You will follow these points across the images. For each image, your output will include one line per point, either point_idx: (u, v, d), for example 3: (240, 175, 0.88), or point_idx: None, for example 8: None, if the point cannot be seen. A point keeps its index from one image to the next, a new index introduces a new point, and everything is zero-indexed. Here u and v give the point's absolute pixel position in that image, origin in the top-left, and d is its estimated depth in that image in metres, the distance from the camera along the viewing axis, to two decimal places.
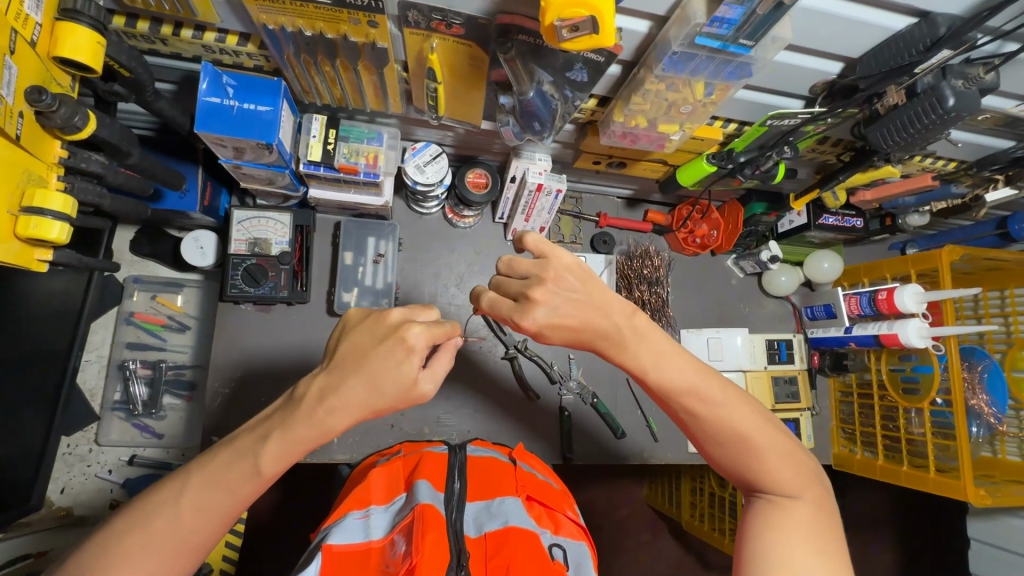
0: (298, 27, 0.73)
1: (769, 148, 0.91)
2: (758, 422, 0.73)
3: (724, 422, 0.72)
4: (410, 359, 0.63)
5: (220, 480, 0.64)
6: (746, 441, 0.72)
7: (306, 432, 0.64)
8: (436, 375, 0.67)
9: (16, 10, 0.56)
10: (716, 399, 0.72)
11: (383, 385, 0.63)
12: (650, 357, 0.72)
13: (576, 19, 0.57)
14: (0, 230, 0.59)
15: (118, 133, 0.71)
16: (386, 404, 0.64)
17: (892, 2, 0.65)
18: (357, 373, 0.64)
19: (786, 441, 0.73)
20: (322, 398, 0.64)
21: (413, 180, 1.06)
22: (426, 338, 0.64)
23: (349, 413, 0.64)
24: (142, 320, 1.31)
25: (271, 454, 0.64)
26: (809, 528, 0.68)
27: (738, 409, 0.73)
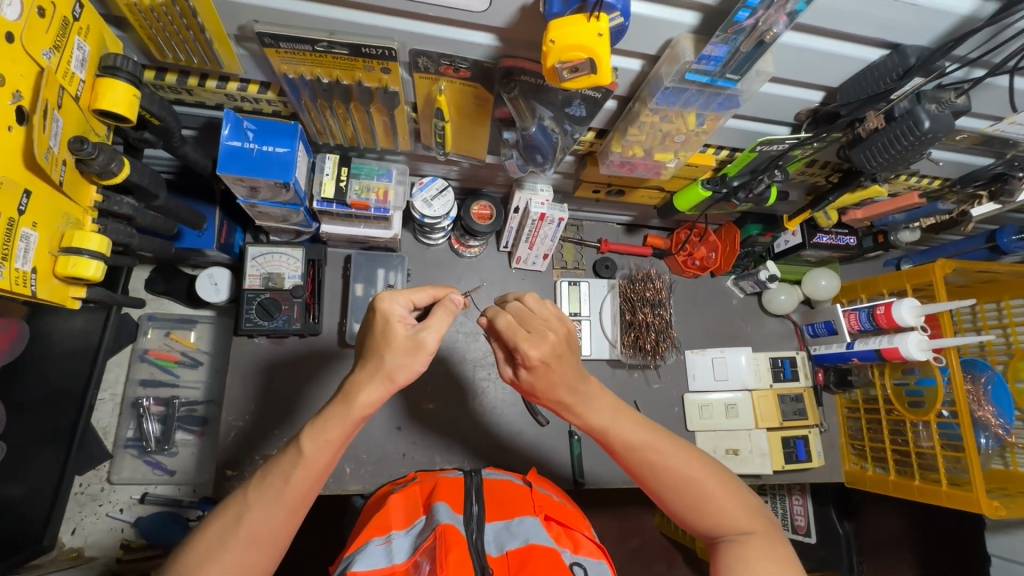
0: (315, 75, 0.78)
1: (760, 172, 0.96)
2: (708, 467, 0.78)
3: (678, 473, 0.77)
4: (391, 320, 0.70)
5: (271, 482, 0.68)
6: (697, 487, 0.76)
7: (338, 410, 0.69)
8: (432, 326, 0.71)
9: (64, 69, 0.61)
10: (666, 449, 0.78)
11: (380, 350, 0.70)
12: (606, 416, 0.78)
13: (575, 61, 0.62)
14: (41, 269, 0.63)
15: (148, 177, 0.76)
16: (395, 368, 0.69)
17: (863, 36, 0.70)
18: (362, 357, 0.72)
19: (732, 481, 0.79)
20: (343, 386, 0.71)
21: (421, 214, 1.10)
22: (398, 301, 0.73)
23: (369, 387, 0.70)
24: (156, 356, 1.33)
25: (312, 436, 0.69)
26: (771, 562, 0.71)
27: (684, 455, 0.78)
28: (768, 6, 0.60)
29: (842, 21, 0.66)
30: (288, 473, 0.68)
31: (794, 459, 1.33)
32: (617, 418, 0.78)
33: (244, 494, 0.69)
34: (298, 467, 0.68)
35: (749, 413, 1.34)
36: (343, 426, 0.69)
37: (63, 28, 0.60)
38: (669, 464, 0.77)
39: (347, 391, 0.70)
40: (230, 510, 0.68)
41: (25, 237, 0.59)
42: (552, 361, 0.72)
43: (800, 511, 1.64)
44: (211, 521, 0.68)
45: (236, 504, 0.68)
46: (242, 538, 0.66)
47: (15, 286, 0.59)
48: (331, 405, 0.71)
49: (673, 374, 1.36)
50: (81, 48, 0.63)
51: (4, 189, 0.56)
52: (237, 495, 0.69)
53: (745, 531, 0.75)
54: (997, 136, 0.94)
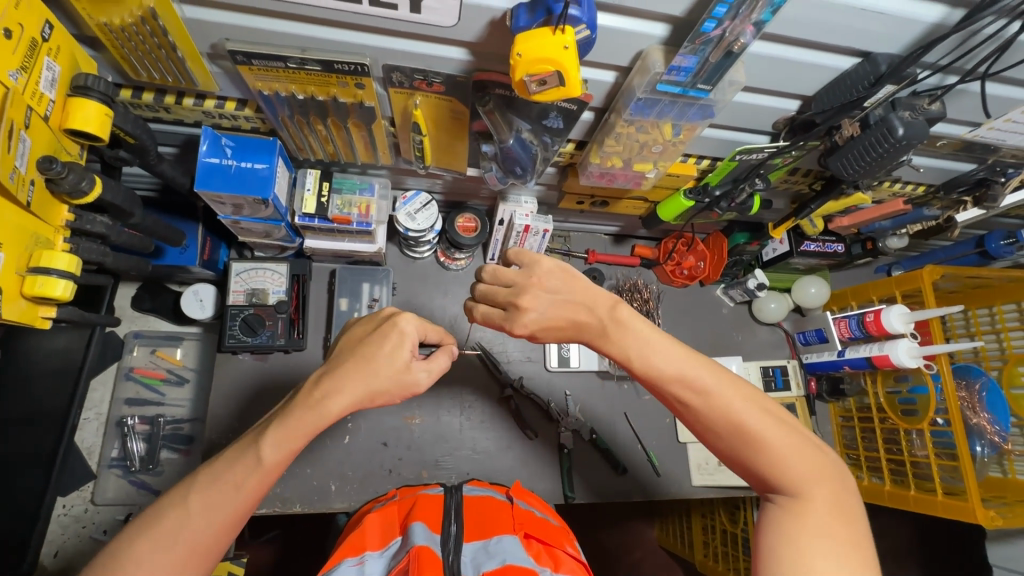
0: (291, 91, 0.79)
1: (742, 181, 0.96)
2: (758, 409, 0.69)
3: (720, 415, 0.68)
4: (404, 347, 0.71)
5: (220, 487, 0.66)
6: (747, 430, 0.68)
7: (308, 418, 0.69)
8: (431, 368, 0.75)
9: (32, 89, 0.61)
10: (708, 386, 0.69)
11: (376, 367, 0.70)
12: (634, 346, 0.72)
13: (543, 74, 0.62)
14: (7, 289, 0.62)
15: (123, 196, 0.76)
16: (379, 391, 0.71)
17: (832, 46, 0.70)
18: (353, 359, 0.72)
19: (792, 428, 0.69)
20: (320, 386, 0.70)
21: (404, 228, 1.10)
22: (416, 324, 0.74)
23: (344, 399, 0.70)
24: (141, 375, 1.32)
25: (275, 442, 0.68)
26: (826, 520, 0.64)
27: (733, 393, 0.69)
28: (733, 17, 0.61)
29: (809, 30, 0.66)
30: (242, 479, 0.67)
31: None
32: (646, 348, 0.71)
33: (183, 501, 0.66)
34: (255, 474, 0.67)
35: None
36: (304, 433, 0.70)
37: (31, 49, 0.60)
38: (715, 402, 0.69)
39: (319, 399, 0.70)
40: (170, 520, 0.64)
41: None
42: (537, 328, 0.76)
43: None
44: (148, 526, 0.64)
45: (176, 512, 0.65)
46: (180, 549, 0.63)
47: None
48: (293, 406, 0.70)
49: None
50: (51, 68, 0.63)
51: None
52: (176, 502, 0.66)
53: (800, 486, 0.66)
54: (977, 141, 0.94)
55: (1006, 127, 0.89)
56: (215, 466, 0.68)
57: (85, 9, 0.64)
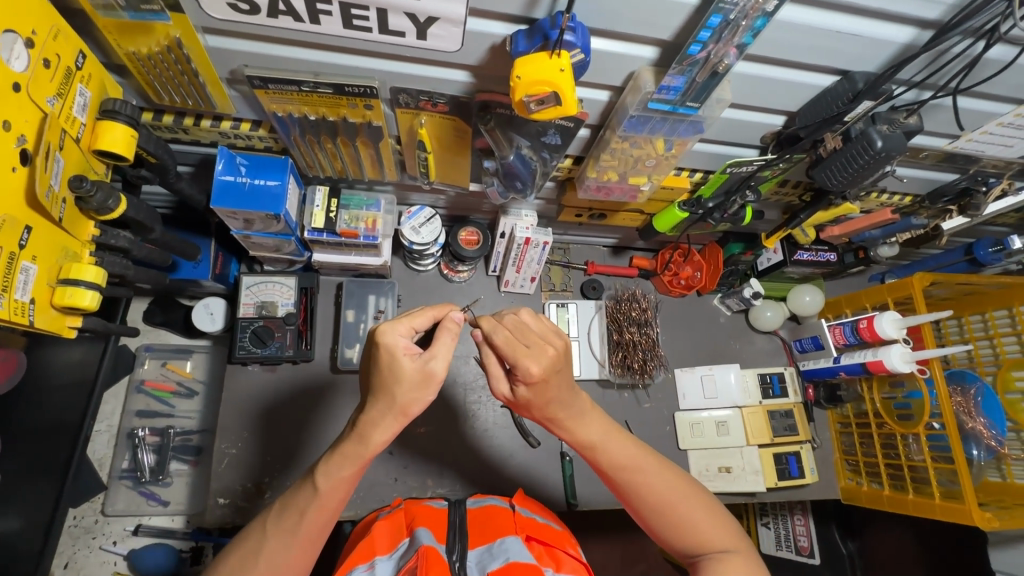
0: (304, 112, 0.84)
1: (733, 194, 1.00)
2: (687, 488, 0.80)
3: (658, 494, 0.78)
4: (397, 356, 0.68)
5: (288, 515, 0.72)
6: (678, 506, 0.78)
7: (354, 447, 0.71)
8: (438, 353, 0.69)
9: (66, 114, 0.66)
10: (648, 470, 0.79)
11: (388, 387, 0.69)
12: (596, 434, 0.80)
13: (541, 94, 0.67)
14: (39, 300, 0.66)
15: (144, 212, 0.80)
16: (410, 402, 0.69)
17: (813, 65, 0.75)
18: (369, 393, 0.71)
19: (712, 503, 0.80)
20: (357, 420, 0.72)
21: (409, 241, 1.14)
22: (394, 333, 0.70)
23: (383, 422, 0.70)
24: (152, 387, 1.35)
25: (327, 472, 0.71)
26: None
27: (664, 473, 0.80)
28: (717, 40, 0.66)
29: (789, 51, 0.71)
30: (304, 510, 0.71)
31: (787, 475, 1.33)
32: (607, 437, 0.80)
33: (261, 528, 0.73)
34: (314, 502, 0.71)
35: (740, 430, 1.35)
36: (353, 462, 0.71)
37: (66, 77, 0.65)
38: (653, 483, 0.78)
39: (362, 427, 0.71)
40: (248, 546, 0.71)
41: (25, 270, 0.63)
42: (552, 377, 0.72)
43: (802, 530, 1.59)
44: (232, 553, 0.72)
45: (253, 541, 0.72)
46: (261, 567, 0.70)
47: (14, 316, 0.62)
48: (343, 441, 0.72)
49: (663, 393, 1.37)
50: (83, 94, 0.68)
51: (5, 226, 0.59)
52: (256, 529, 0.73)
53: (725, 550, 0.76)
54: (958, 152, 0.98)
55: (983, 138, 0.93)
56: (286, 495, 0.74)
57: (115, 39, 0.69)
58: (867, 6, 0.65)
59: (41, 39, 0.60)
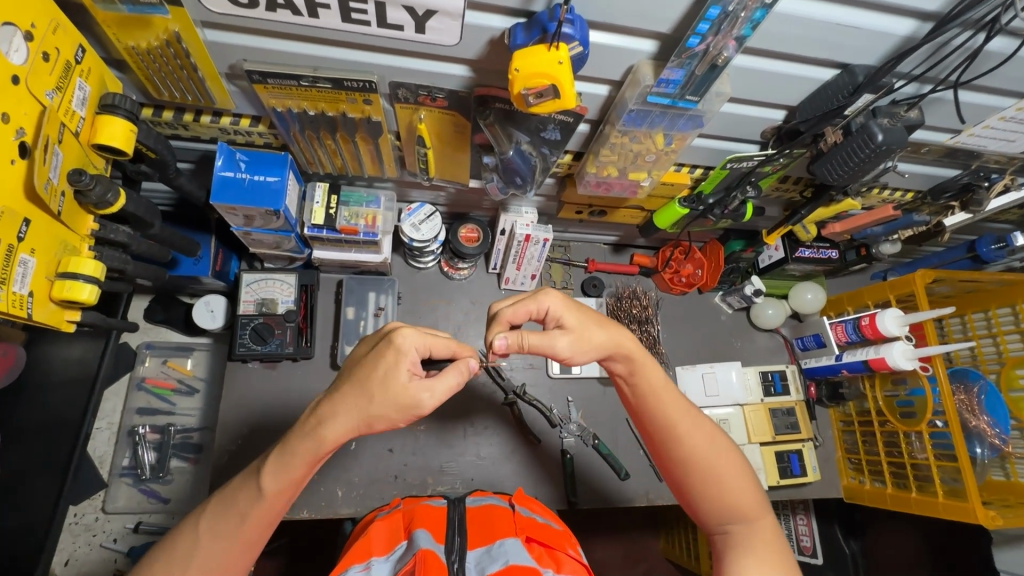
0: (303, 107, 0.84)
1: (734, 189, 1.00)
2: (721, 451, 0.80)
3: (696, 455, 0.79)
4: (399, 366, 0.67)
5: (227, 516, 0.70)
6: (713, 470, 0.78)
7: (307, 445, 0.69)
8: (435, 389, 0.69)
9: (66, 107, 0.66)
10: (687, 426, 0.80)
11: (371, 392, 0.67)
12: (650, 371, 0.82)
13: (539, 87, 0.66)
14: (38, 293, 0.66)
15: (144, 208, 0.80)
16: (377, 416, 0.68)
17: (813, 59, 0.74)
18: (351, 384, 0.70)
19: (747, 473, 0.80)
20: (317, 414, 0.70)
21: (409, 238, 1.14)
22: (414, 341, 0.70)
23: (341, 423, 0.68)
24: (153, 385, 1.35)
25: (275, 473, 0.70)
26: (775, 550, 0.75)
27: (707, 437, 0.81)
28: (716, 33, 0.65)
29: (790, 43, 0.70)
30: (245, 508, 0.70)
31: (789, 474, 1.32)
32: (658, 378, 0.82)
33: (195, 527, 0.71)
34: (260, 502, 0.70)
35: (741, 428, 1.35)
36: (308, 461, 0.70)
37: (65, 71, 0.65)
38: (691, 441, 0.79)
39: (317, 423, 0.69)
40: (180, 547, 0.70)
41: (24, 262, 0.63)
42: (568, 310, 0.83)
43: (805, 530, 1.54)
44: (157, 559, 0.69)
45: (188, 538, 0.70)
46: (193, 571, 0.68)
47: (11, 309, 0.62)
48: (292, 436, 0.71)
49: None
50: (82, 88, 0.68)
51: (4, 218, 0.59)
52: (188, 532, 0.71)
53: (752, 519, 0.78)
54: (960, 147, 0.97)
55: (985, 133, 0.93)
56: (225, 495, 0.72)
57: (115, 33, 0.69)
58: None
59: (40, 32, 0.60)
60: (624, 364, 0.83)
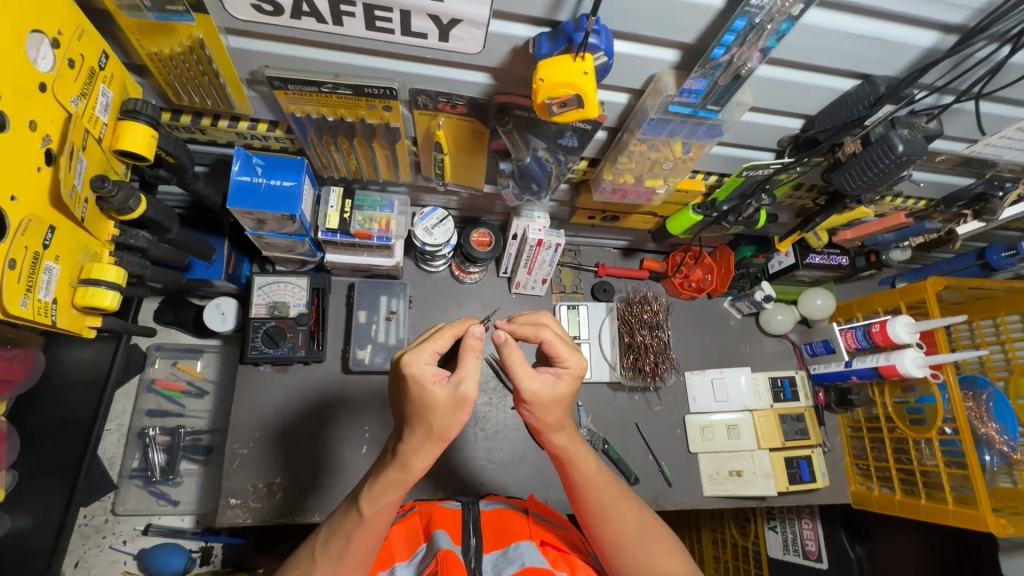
0: (322, 113, 0.84)
1: (748, 197, 1.00)
2: (645, 525, 0.79)
3: (620, 529, 0.78)
4: (427, 387, 0.63)
5: (335, 541, 0.72)
6: (636, 543, 0.78)
7: (395, 475, 0.68)
8: (467, 375, 0.64)
9: (90, 114, 0.66)
10: (610, 503, 0.80)
11: (422, 418, 0.65)
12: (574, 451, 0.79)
13: (564, 97, 0.66)
14: (62, 300, 0.66)
15: (163, 213, 0.81)
16: (447, 428, 0.65)
17: (835, 69, 0.74)
18: (404, 422, 0.67)
19: (671, 540, 0.79)
20: (396, 448, 0.68)
21: (422, 242, 1.14)
22: (422, 356, 0.65)
23: (422, 449, 0.68)
24: (163, 387, 1.35)
25: (371, 498, 0.70)
26: None
27: (633, 513, 0.80)
28: (741, 44, 0.65)
29: (813, 54, 0.70)
30: (350, 539, 0.71)
31: (798, 479, 1.33)
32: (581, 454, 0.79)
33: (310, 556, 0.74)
34: (359, 529, 0.71)
35: (751, 434, 1.35)
36: (397, 487, 0.70)
37: (90, 77, 0.65)
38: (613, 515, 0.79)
39: (398, 454, 0.68)
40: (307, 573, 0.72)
41: (49, 270, 0.62)
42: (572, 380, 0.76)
43: (810, 534, 1.56)
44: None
45: (304, 564, 0.73)
46: None
47: (37, 317, 0.62)
48: (379, 468, 0.71)
49: (673, 396, 1.37)
50: (105, 94, 0.68)
51: (30, 226, 0.59)
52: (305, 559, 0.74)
53: None
54: (975, 156, 0.98)
55: (1002, 143, 0.93)
56: None
57: (137, 40, 0.69)
58: (891, 10, 0.64)
59: (66, 39, 0.60)
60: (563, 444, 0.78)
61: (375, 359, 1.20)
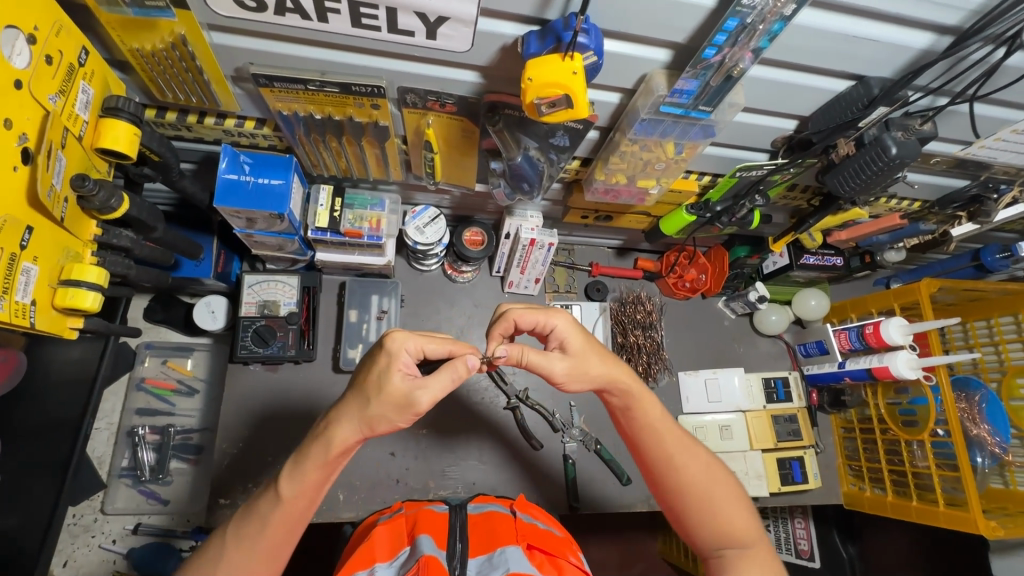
0: (309, 111, 0.82)
1: (742, 198, 1.00)
2: (712, 476, 0.79)
3: (687, 479, 0.79)
4: (391, 368, 0.68)
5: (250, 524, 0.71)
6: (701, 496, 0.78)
7: (318, 454, 0.70)
8: (429, 388, 0.68)
9: (69, 111, 0.64)
10: (677, 452, 0.79)
11: (367, 395, 0.69)
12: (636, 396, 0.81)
13: (552, 97, 0.65)
14: (41, 301, 0.65)
15: (147, 211, 0.79)
16: (378, 419, 0.68)
17: (828, 70, 0.73)
18: (352, 392, 0.71)
19: (740, 494, 0.80)
20: (327, 416, 0.71)
21: (414, 241, 1.13)
22: (406, 343, 0.71)
23: (345, 427, 0.69)
24: (152, 385, 1.34)
25: (292, 480, 0.70)
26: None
27: (700, 463, 0.80)
28: (733, 44, 0.64)
29: (807, 55, 0.69)
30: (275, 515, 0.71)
31: (790, 480, 1.33)
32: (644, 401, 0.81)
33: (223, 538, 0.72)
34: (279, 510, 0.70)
35: (743, 434, 1.35)
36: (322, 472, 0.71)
37: (69, 74, 0.64)
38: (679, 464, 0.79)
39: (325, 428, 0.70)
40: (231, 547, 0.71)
41: (27, 271, 0.62)
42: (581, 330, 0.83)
43: (802, 533, 1.55)
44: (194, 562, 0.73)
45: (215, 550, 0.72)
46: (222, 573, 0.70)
47: (14, 318, 0.61)
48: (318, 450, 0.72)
49: (666, 396, 1.36)
50: (85, 91, 0.67)
51: (7, 227, 0.58)
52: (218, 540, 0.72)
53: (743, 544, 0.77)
54: (970, 158, 0.97)
55: (997, 145, 0.92)
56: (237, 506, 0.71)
57: (118, 35, 0.67)
58: (885, 11, 0.63)
59: (43, 35, 0.59)
60: (621, 400, 0.81)
61: None
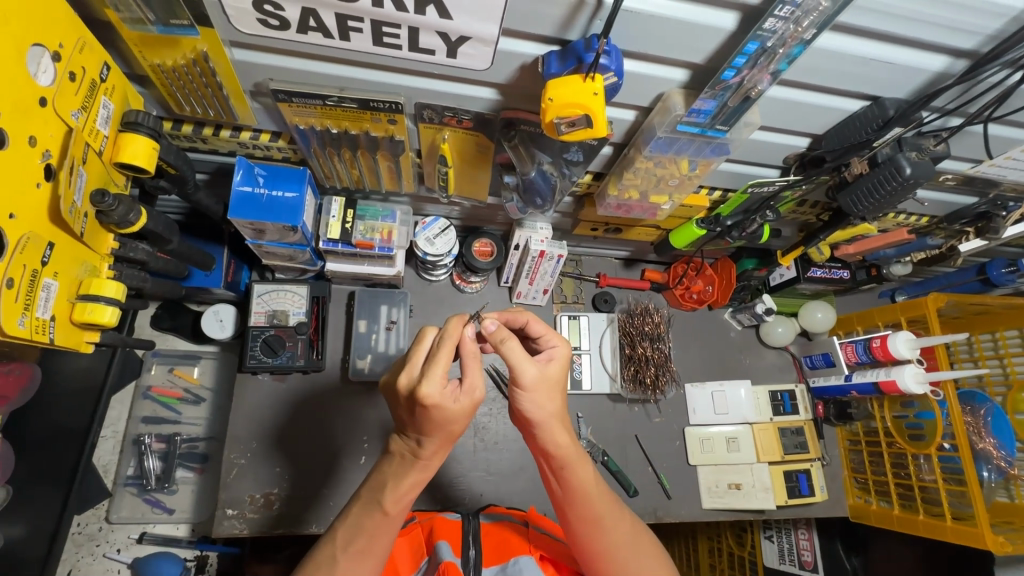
0: (326, 125, 0.82)
1: (753, 213, 1.00)
2: (632, 538, 0.78)
3: (606, 543, 0.76)
4: (446, 404, 0.63)
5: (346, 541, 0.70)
6: (617, 557, 0.76)
7: (419, 475, 0.70)
8: (471, 381, 0.65)
9: (90, 127, 0.64)
10: (600, 517, 0.77)
11: (445, 428, 0.66)
12: (567, 448, 0.75)
13: (572, 116, 0.66)
14: (59, 316, 0.65)
15: (163, 224, 0.80)
16: (464, 427, 0.67)
17: (842, 90, 0.74)
18: (420, 432, 0.67)
19: (658, 552, 0.80)
20: (415, 454, 0.69)
21: (424, 252, 1.13)
22: (435, 385, 0.62)
23: (430, 446, 0.68)
24: (159, 393, 1.34)
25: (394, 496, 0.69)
26: None
27: (625, 525, 0.78)
28: (752, 67, 0.65)
29: (824, 76, 0.70)
30: (366, 546, 0.70)
31: (797, 493, 1.33)
32: (577, 460, 0.76)
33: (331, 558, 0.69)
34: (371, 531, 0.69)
35: (751, 447, 1.35)
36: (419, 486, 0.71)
37: (91, 90, 0.64)
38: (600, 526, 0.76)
39: (420, 455, 0.69)
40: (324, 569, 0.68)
41: (47, 286, 0.62)
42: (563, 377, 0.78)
43: (806, 545, 1.50)
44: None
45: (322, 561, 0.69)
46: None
47: (34, 335, 0.61)
48: None
49: (673, 408, 1.36)
50: (106, 106, 0.67)
51: (29, 244, 0.58)
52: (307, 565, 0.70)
53: None
54: (980, 175, 0.98)
55: (1007, 164, 0.92)
56: None
57: (140, 51, 0.68)
58: (902, 35, 0.64)
59: (67, 53, 0.59)
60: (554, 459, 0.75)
61: (374, 369, 1.20)
